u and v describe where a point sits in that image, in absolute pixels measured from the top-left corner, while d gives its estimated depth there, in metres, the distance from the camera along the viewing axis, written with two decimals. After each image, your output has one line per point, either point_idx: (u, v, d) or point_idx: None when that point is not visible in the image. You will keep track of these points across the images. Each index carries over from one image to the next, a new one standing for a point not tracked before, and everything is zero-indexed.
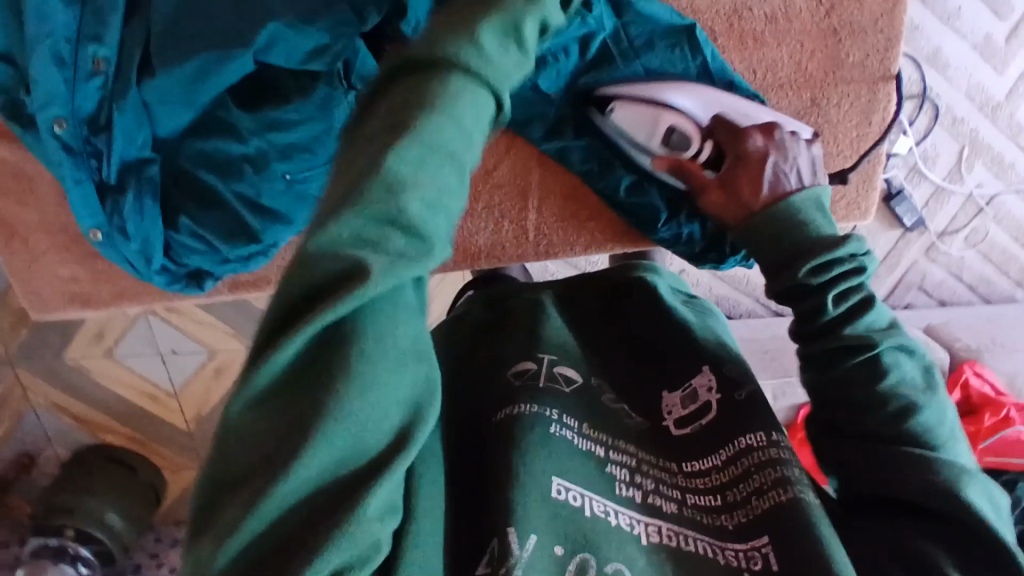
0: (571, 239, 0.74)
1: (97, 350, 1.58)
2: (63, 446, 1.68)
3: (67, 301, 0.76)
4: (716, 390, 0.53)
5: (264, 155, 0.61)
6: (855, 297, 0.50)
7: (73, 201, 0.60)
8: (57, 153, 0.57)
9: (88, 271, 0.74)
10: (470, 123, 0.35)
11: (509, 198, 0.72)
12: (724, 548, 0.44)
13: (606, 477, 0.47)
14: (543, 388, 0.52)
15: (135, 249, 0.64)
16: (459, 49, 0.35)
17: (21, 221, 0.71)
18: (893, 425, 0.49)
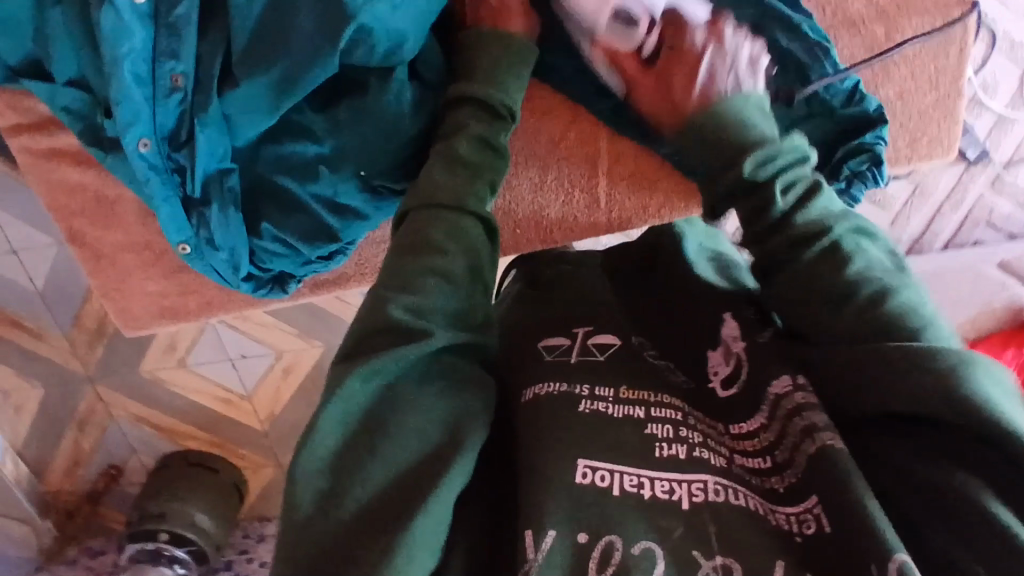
0: (644, 203, 0.73)
1: (171, 361, 1.64)
2: (148, 455, 1.75)
3: (157, 315, 0.78)
4: (741, 339, 0.54)
5: (340, 153, 0.61)
6: (800, 187, 0.52)
7: (162, 217, 0.61)
8: (144, 173, 0.59)
9: (174, 285, 0.75)
10: (472, 236, 0.55)
11: (578, 166, 0.72)
12: (774, 510, 0.45)
13: (645, 444, 0.48)
14: (572, 362, 0.56)
15: (223, 259, 0.65)
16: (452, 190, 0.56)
17: (107, 243, 0.73)
18: (871, 311, 0.46)
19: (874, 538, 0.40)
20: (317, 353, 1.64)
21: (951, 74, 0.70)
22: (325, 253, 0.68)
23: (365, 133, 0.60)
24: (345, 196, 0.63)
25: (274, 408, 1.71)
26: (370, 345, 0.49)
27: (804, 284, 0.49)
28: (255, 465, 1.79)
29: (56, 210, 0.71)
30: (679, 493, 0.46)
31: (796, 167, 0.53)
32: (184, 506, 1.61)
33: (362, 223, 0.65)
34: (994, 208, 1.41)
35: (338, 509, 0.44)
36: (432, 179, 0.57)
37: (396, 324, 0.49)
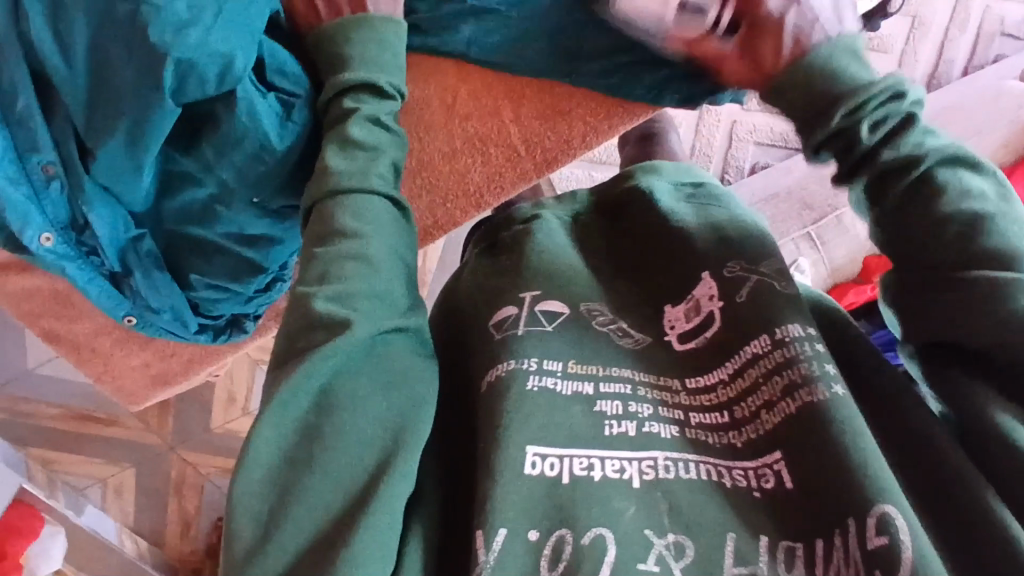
0: (564, 138, 0.70)
1: (235, 412, 1.66)
2: None
3: (151, 382, 0.81)
4: (717, 298, 0.55)
5: (228, 189, 0.60)
6: (894, 120, 0.48)
7: (95, 299, 0.64)
8: (59, 264, 0.61)
9: (152, 353, 0.78)
10: (371, 215, 0.51)
11: (482, 122, 0.69)
12: (731, 469, 0.47)
13: (596, 422, 0.49)
14: (523, 335, 0.54)
15: (169, 318, 0.67)
16: (343, 174, 0.52)
17: (79, 333, 0.76)
18: (961, 246, 0.44)
19: (850, 500, 0.41)
20: None
21: None
22: (261, 285, 0.69)
23: (239, 163, 0.58)
24: (252, 228, 0.63)
25: None
26: (308, 344, 0.47)
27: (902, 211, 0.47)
28: None
29: (24, 315, 0.75)
30: (631, 472, 0.46)
31: (896, 101, 0.48)
32: None
33: (281, 246, 0.65)
34: (1005, 16, 1.28)
35: (273, 553, 0.43)
36: (327, 166, 0.53)
37: (317, 319, 0.47)
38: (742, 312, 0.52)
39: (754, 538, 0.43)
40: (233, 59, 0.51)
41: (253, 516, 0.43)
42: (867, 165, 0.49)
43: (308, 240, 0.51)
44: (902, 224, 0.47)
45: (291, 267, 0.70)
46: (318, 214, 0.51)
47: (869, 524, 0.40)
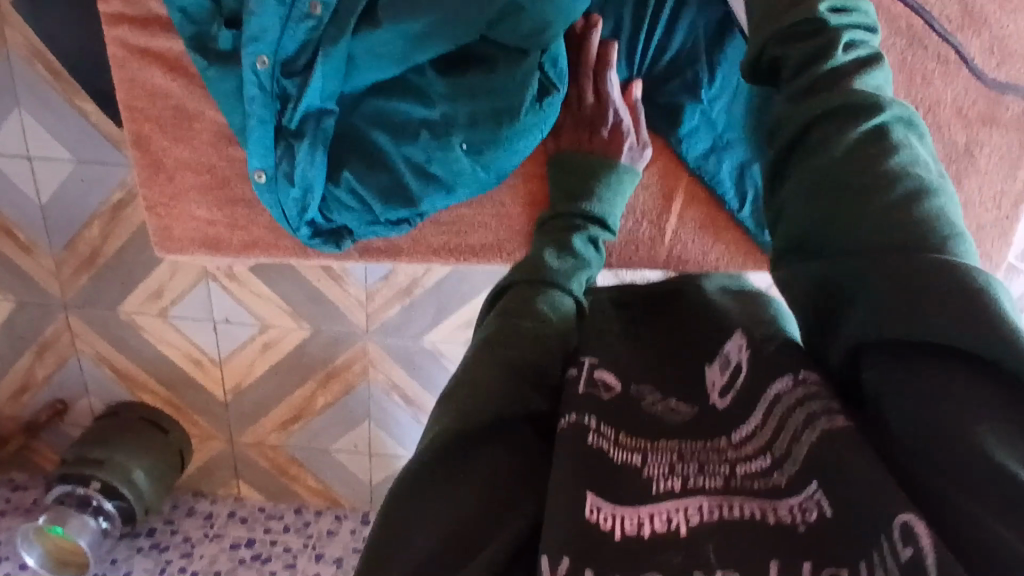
0: (705, 249, 0.87)
1: (153, 308, 1.58)
2: (99, 399, 1.68)
3: (198, 243, 0.76)
4: (746, 348, 0.58)
5: (446, 121, 0.63)
6: (865, 53, 0.58)
7: (251, 139, 0.61)
8: (251, 90, 0.59)
9: (226, 215, 0.74)
10: (549, 304, 0.61)
11: (652, 200, 0.85)
12: (776, 508, 0.47)
13: (644, 481, 0.52)
14: (583, 394, 0.57)
15: (295, 197, 0.64)
16: (550, 274, 0.63)
17: (173, 157, 0.72)
18: (904, 205, 0.49)
19: (886, 505, 0.42)
20: (303, 337, 1.60)
21: (1013, 196, 0.86)
22: (394, 218, 0.68)
23: (477, 107, 0.62)
24: (438, 163, 0.64)
25: (243, 381, 1.66)
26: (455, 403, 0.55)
27: (826, 185, 0.53)
28: (207, 436, 1.73)
29: (133, 111, 0.71)
30: (678, 520, 0.48)
31: (871, 50, 0.59)
32: (125, 460, 1.55)
33: (443, 194, 0.66)
34: None
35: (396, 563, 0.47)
36: (541, 261, 0.65)
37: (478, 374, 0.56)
38: (773, 360, 0.55)
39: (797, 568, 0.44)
40: (549, 28, 0.58)
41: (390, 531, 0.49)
42: (807, 146, 0.56)
43: (489, 321, 0.61)
44: (837, 206, 0.52)
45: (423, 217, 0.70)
46: (512, 297, 0.62)
47: (897, 536, 0.41)
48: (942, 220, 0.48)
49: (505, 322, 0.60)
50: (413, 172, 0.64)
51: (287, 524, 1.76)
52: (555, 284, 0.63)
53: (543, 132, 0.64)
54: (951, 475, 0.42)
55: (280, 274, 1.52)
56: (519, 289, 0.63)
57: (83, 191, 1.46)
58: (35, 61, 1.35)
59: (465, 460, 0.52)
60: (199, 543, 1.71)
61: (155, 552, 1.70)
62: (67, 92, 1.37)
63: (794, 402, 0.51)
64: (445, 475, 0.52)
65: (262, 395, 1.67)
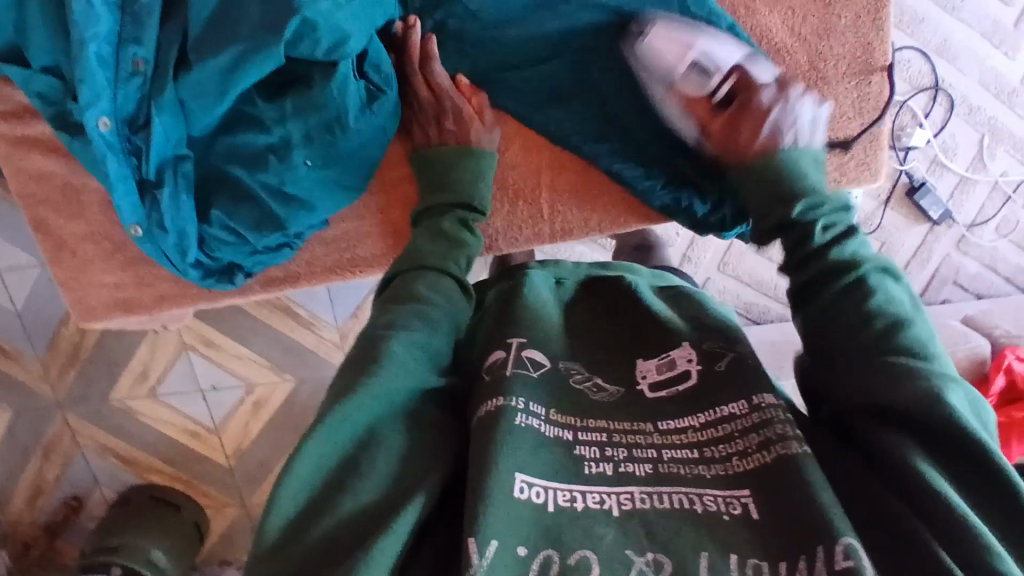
0: (585, 217, 0.98)
1: (143, 390, 1.63)
2: (110, 489, 1.72)
3: (112, 307, 0.80)
4: (694, 360, 0.66)
5: (286, 143, 0.70)
6: (837, 229, 0.69)
7: (117, 198, 0.67)
8: (101, 151, 0.64)
9: (131, 277, 0.78)
10: (430, 290, 0.66)
11: (524, 176, 0.96)
12: (703, 495, 0.54)
13: (577, 460, 0.57)
14: (510, 377, 0.63)
15: (173, 243, 0.71)
16: (432, 262, 0.69)
17: (68, 232, 0.76)
18: (883, 336, 0.60)
19: (816, 530, 0.50)
20: (289, 389, 1.63)
21: (872, 100, 0.96)
22: (270, 243, 0.77)
23: (309, 123, 0.70)
24: (291, 183, 0.73)
25: (242, 444, 1.69)
26: (346, 382, 0.58)
27: (833, 311, 0.64)
28: (219, 505, 1.76)
29: (25, 197, 0.75)
30: (610, 503, 0.54)
31: (835, 212, 0.70)
32: (142, 541, 1.59)
33: (305, 210, 0.76)
34: (960, 269, 1.58)
35: (309, 537, 0.50)
36: (422, 251, 0.71)
37: (366, 358, 0.59)
38: (721, 380, 0.63)
39: (725, 559, 0.50)
40: (346, 42, 0.66)
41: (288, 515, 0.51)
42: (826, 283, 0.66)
43: (378, 310, 0.65)
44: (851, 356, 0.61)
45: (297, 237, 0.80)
46: (400, 286, 0.67)
47: (838, 550, 0.48)
48: (923, 349, 0.59)
49: (391, 308, 0.64)
50: (271, 195, 0.73)
51: None
52: (436, 270, 0.69)
53: (378, 128, 0.75)
54: (916, 519, 0.52)
55: (253, 331, 1.58)
56: (407, 276, 0.68)
57: (54, 290, 1.53)
58: None
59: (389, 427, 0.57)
60: None
61: None
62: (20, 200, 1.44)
63: (749, 423, 0.58)
64: (353, 456, 0.55)
65: (262, 455, 1.70)
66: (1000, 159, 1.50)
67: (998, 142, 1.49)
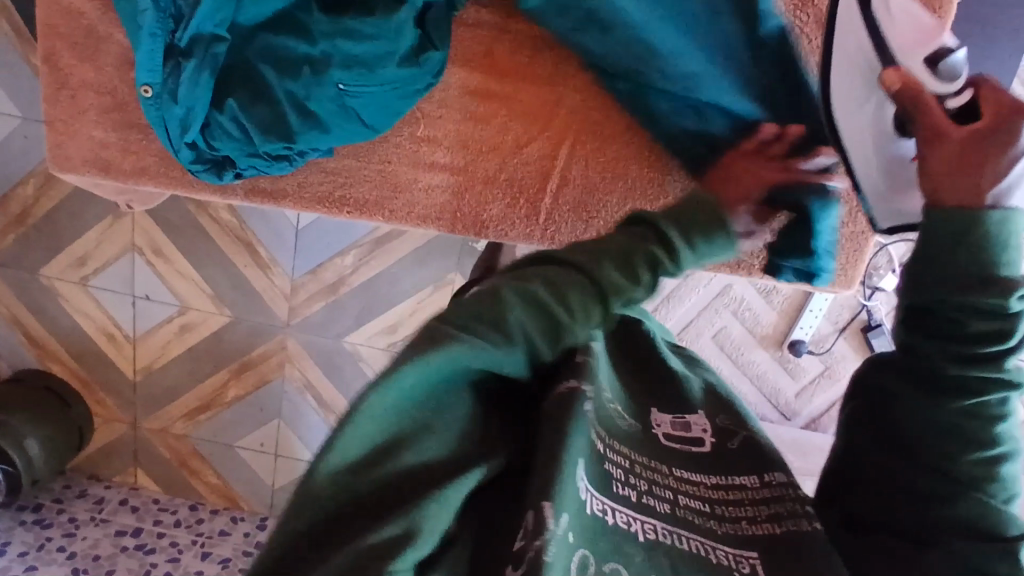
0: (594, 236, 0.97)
1: (73, 275, 1.57)
2: (8, 363, 1.66)
3: (89, 164, 0.81)
4: (710, 432, 0.63)
5: (327, 59, 0.76)
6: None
7: (142, 47, 0.74)
8: (144, 1, 0.73)
9: (119, 137, 0.80)
10: (619, 269, 0.50)
11: (532, 176, 0.95)
12: (715, 548, 0.51)
13: (607, 477, 0.50)
14: (582, 362, 0.49)
15: (178, 115, 0.77)
16: (632, 238, 0.52)
17: (77, 76, 0.78)
18: (968, 420, 0.55)
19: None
20: (221, 324, 1.59)
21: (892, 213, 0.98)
22: (271, 153, 0.81)
23: (355, 48, 0.76)
24: (316, 100, 0.77)
25: (155, 363, 1.64)
26: (470, 327, 0.44)
27: (929, 329, 0.56)
28: (109, 417, 1.69)
29: (45, 27, 0.75)
30: (637, 527, 0.48)
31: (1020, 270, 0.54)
32: (21, 425, 1.51)
33: (317, 130, 0.79)
34: None
35: (360, 481, 0.39)
36: (614, 233, 0.53)
37: (503, 319, 0.45)
38: (731, 456, 0.61)
39: None
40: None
41: (346, 453, 0.38)
42: (944, 267, 0.54)
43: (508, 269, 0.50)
44: (923, 382, 0.57)
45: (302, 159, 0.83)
46: (562, 250, 0.51)
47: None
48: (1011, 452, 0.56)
49: (544, 269, 0.49)
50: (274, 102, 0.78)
51: (180, 518, 1.68)
52: (564, 278, 0.49)
53: (415, 81, 0.81)
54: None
55: (206, 254, 1.54)
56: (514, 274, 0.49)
57: (24, 148, 1.48)
58: None
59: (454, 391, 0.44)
60: (82, 526, 1.59)
61: (37, 528, 1.56)
62: (25, 49, 1.41)
63: (761, 496, 0.57)
64: (435, 403, 0.42)
65: (171, 381, 1.65)
66: None
67: None
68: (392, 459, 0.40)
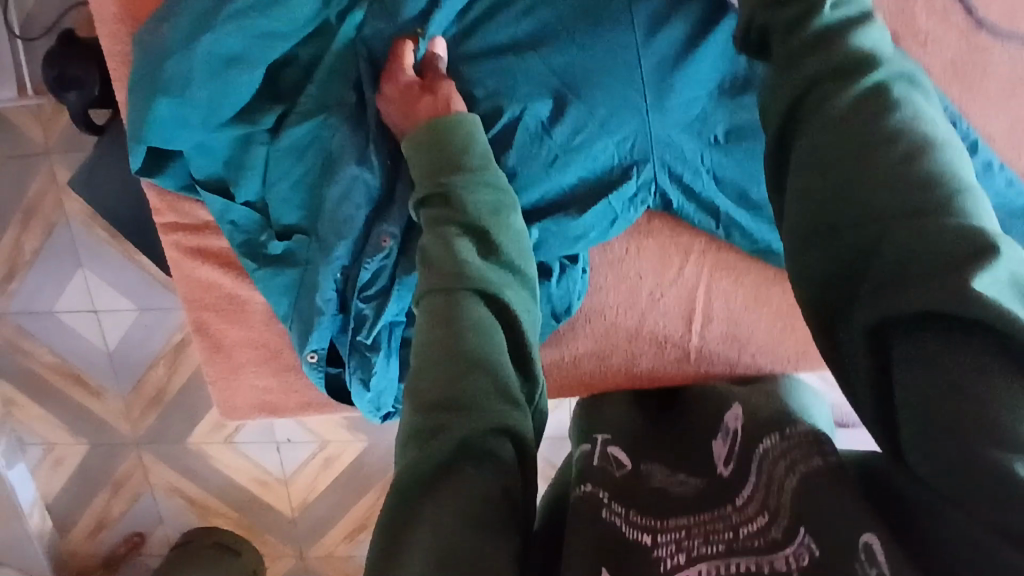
0: (779, 343, 0.90)
1: (218, 437, 1.66)
2: (173, 527, 1.76)
3: (258, 406, 0.89)
4: (740, 418, 0.70)
5: None
6: (864, 58, 0.48)
7: (318, 331, 0.77)
8: (329, 297, 0.76)
9: (280, 381, 0.87)
10: (464, 328, 0.56)
11: (676, 323, 0.91)
12: (770, 558, 0.48)
13: (653, 562, 0.52)
14: (582, 481, 0.64)
15: (371, 397, 0.80)
16: (435, 283, 0.58)
17: (228, 337, 0.86)
18: (903, 161, 0.43)
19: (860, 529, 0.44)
20: (362, 449, 1.65)
21: None
22: None
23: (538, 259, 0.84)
24: None
25: (308, 497, 1.71)
26: (416, 444, 0.52)
27: (846, 121, 0.46)
28: (276, 553, 1.77)
29: (190, 302, 0.85)
30: None
31: (857, 8, 0.51)
32: None
33: None
34: None
35: None
36: (460, 257, 0.59)
37: (424, 417, 0.53)
38: (757, 429, 0.65)
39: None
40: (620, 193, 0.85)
41: None
42: (810, 94, 0.49)
43: (422, 344, 0.56)
44: (839, 166, 0.46)
45: None
46: (428, 312, 0.57)
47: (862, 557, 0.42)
48: (953, 173, 0.43)
49: (417, 343, 0.57)
50: None
51: None
52: (479, 348, 0.55)
53: (579, 280, 0.88)
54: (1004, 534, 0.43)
55: None
56: (435, 304, 0.57)
57: (145, 335, 1.58)
58: (92, 225, 1.48)
59: (439, 510, 0.48)
60: None
61: None
62: (122, 247, 1.49)
63: (778, 455, 0.58)
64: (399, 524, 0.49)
65: (327, 509, 1.71)
66: None
67: None
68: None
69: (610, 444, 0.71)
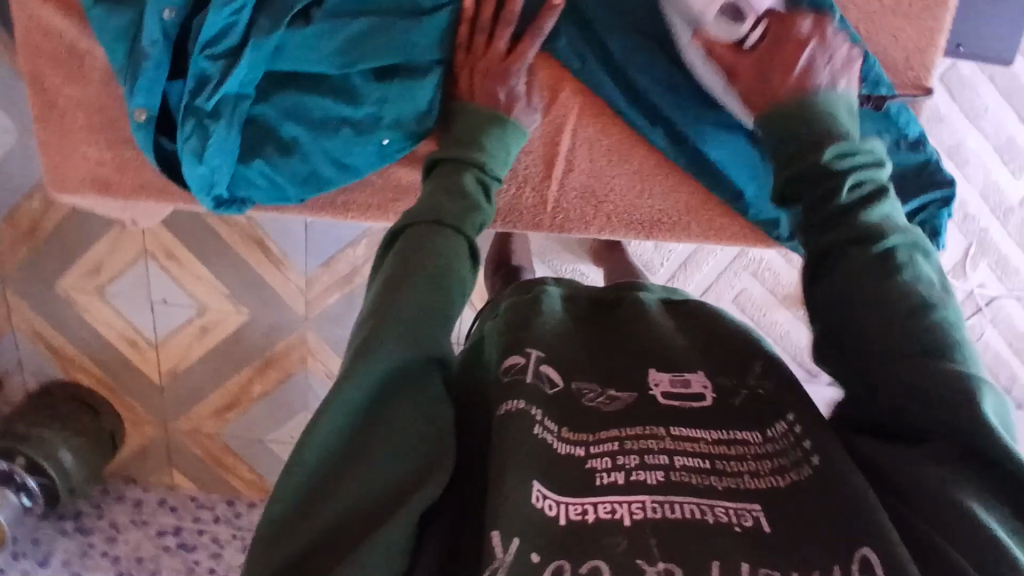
0: (636, 202, 0.96)
1: (89, 286, 1.58)
2: (33, 377, 1.67)
3: (89, 180, 0.93)
4: (708, 385, 0.61)
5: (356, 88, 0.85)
6: (867, 186, 0.62)
7: (143, 79, 0.80)
8: (156, 32, 0.78)
9: (113, 155, 0.92)
10: (440, 250, 0.59)
11: (538, 164, 0.94)
12: (713, 507, 0.50)
13: (589, 474, 0.53)
14: (527, 383, 0.59)
15: (201, 172, 0.84)
16: (420, 218, 0.61)
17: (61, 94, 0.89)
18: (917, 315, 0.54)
19: (850, 537, 0.47)
20: (241, 323, 1.60)
21: None
22: (299, 191, 0.90)
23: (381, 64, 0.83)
24: (352, 153, 0.88)
25: (178, 365, 1.65)
26: (377, 341, 0.52)
27: (863, 275, 0.57)
28: (139, 421, 1.70)
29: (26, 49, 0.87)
30: (622, 512, 0.50)
31: (870, 166, 0.64)
32: (54, 438, 1.52)
33: (347, 172, 0.90)
34: None
35: (310, 530, 0.47)
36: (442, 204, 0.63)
37: (394, 325, 0.53)
38: (731, 407, 0.58)
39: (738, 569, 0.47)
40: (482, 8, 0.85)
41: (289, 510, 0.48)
42: (833, 253, 0.60)
43: (393, 262, 0.58)
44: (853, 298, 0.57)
45: (327, 186, 0.91)
46: (409, 238, 0.59)
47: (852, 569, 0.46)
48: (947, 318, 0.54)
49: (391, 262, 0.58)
50: (284, 146, 0.87)
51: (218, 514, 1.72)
52: (453, 264, 0.58)
53: (418, 98, 0.85)
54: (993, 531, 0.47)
55: (218, 256, 1.54)
56: (419, 229, 0.60)
57: (27, 161, 1.47)
58: None
59: (387, 434, 0.50)
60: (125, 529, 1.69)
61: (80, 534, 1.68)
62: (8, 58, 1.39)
63: (762, 449, 0.55)
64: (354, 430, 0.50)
65: (197, 381, 1.66)
66: (980, 271, 1.45)
67: (985, 255, 1.45)
68: (336, 500, 0.48)
69: (509, 351, 0.64)
